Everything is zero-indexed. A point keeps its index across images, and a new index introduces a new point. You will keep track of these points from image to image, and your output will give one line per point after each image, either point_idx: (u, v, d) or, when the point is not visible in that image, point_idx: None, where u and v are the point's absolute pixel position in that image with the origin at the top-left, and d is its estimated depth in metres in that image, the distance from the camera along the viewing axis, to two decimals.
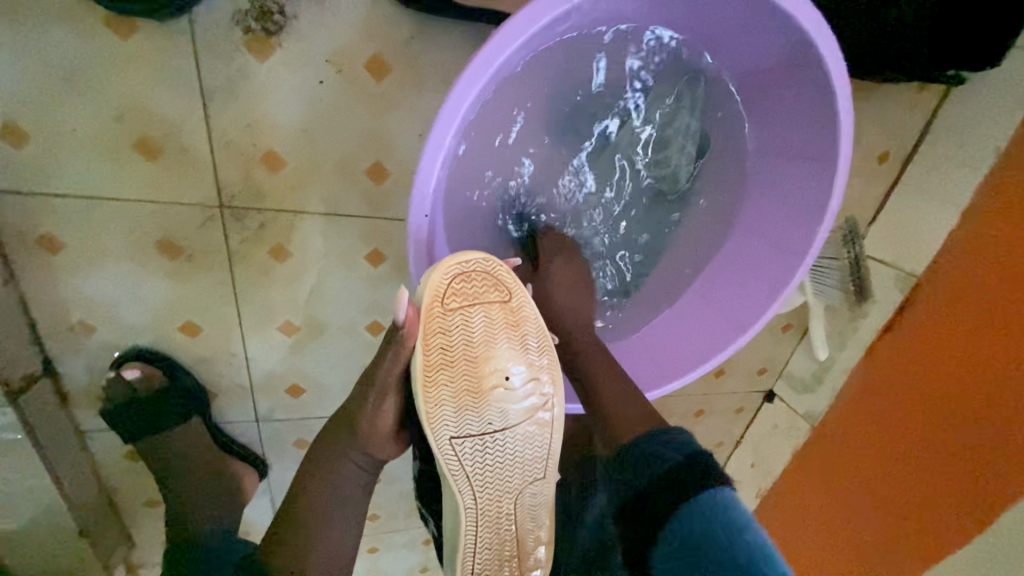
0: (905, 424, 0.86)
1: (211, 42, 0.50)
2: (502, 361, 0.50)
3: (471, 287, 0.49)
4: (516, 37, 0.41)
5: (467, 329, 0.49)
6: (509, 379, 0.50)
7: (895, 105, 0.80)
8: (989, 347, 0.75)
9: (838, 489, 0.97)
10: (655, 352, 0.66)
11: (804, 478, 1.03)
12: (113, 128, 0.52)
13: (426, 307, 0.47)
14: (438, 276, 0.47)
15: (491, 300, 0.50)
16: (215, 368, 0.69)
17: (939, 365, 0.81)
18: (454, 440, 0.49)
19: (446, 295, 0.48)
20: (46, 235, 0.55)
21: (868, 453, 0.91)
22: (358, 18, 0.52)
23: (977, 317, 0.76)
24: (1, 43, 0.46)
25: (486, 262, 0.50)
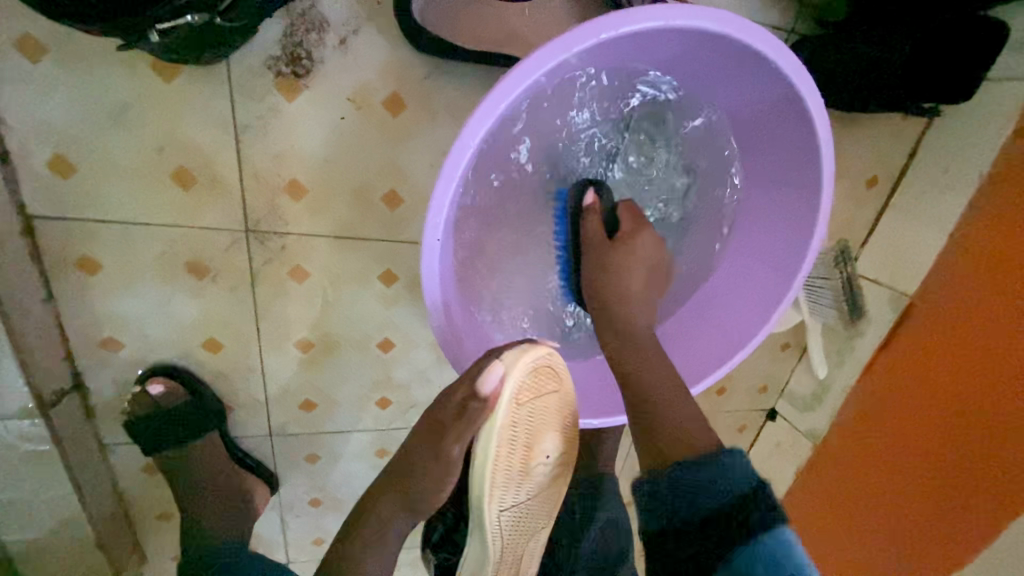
0: (903, 440, 0.87)
1: (245, 83, 0.55)
2: (547, 444, 0.59)
3: (538, 383, 0.54)
4: (521, 80, 0.44)
5: (527, 419, 0.55)
6: (548, 456, 0.59)
7: (879, 134, 0.84)
8: (981, 357, 0.77)
9: (840, 501, 0.98)
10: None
11: (809, 497, 1.04)
12: (153, 159, 0.56)
13: (511, 403, 0.52)
14: (517, 375, 0.51)
15: (550, 390, 0.55)
16: (233, 383, 0.72)
17: (929, 378, 0.84)
18: (501, 507, 0.56)
19: (520, 394, 0.53)
20: (85, 256, 0.60)
21: (870, 469, 0.92)
22: (377, 60, 0.57)
23: (961, 330, 0.80)
24: (57, 85, 0.52)
25: (550, 356, 0.54)
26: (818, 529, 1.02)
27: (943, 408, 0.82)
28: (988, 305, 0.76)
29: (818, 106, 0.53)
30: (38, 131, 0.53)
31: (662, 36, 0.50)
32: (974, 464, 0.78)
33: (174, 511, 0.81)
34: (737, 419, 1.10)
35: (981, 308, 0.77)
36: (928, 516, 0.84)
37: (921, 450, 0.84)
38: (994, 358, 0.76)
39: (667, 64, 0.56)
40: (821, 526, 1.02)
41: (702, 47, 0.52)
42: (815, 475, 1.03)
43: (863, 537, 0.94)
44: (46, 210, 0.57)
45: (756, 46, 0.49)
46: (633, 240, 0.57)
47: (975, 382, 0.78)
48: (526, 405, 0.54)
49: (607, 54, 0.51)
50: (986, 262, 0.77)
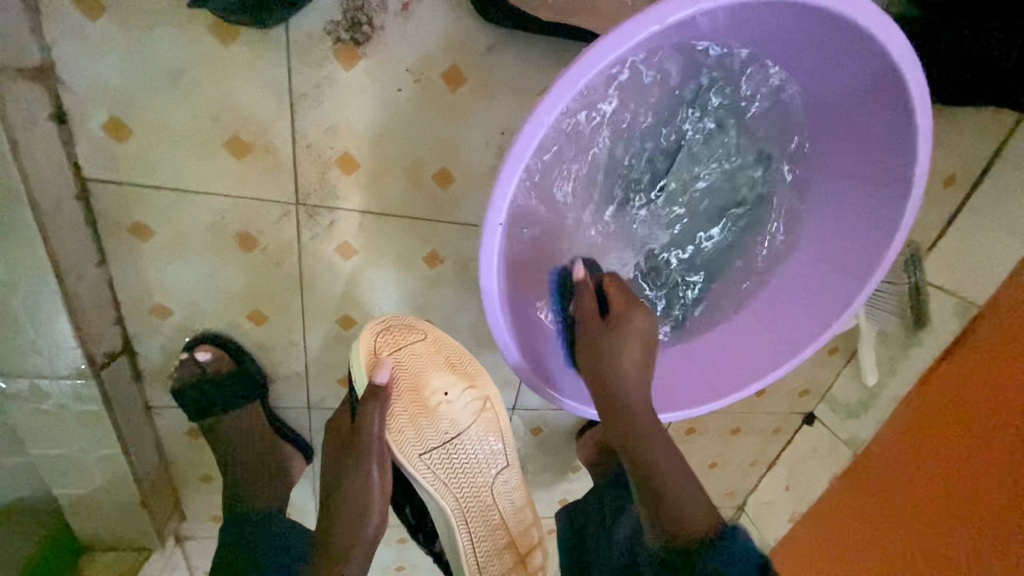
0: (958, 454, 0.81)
1: (304, 49, 0.52)
2: (438, 382, 0.64)
3: (394, 336, 0.63)
4: (604, 58, 0.41)
5: (407, 363, 0.62)
6: (449, 394, 0.64)
7: (963, 130, 0.78)
8: None
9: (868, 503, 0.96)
10: (704, 368, 0.66)
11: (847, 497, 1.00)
12: (207, 126, 0.55)
13: (372, 364, 0.60)
14: (367, 336, 0.61)
15: (413, 340, 0.63)
16: (276, 356, 0.72)
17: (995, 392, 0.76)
18: (424, 455, 0.63)
19: (377, 350, 0.61)
20: (138, 222, 0.59)
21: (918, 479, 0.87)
22: (439, 30, 0.54)
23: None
24: (115, 44, 0.50)
25: (398, 316, 0.64)
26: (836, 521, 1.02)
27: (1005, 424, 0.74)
28: None
29: (922, 96, 0.48)
30: (94, 91, 0.52)
31: (755, 12, 0.46)
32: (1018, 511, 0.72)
33: (213, 474, 0.83)
34: (772, 421, 1.07)
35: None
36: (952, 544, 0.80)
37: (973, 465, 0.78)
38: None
39: (753, 45, 0.51)
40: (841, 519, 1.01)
41: (799, 27, 0.48)
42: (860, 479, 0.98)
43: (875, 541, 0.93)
44: (101, 174, 0.56)
45: (864, 26, 0.44)
46: (625, 325, 0.55)
47: None
48: (396, 356, 0.62)
49: (693, 29, 0.47)
50: None
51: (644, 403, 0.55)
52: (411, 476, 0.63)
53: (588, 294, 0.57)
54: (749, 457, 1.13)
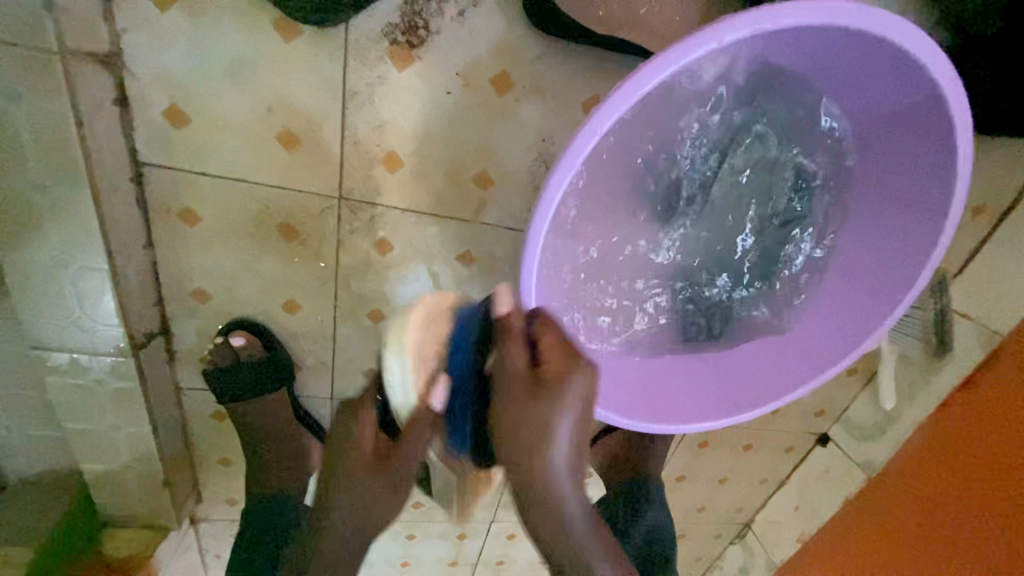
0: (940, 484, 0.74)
1: (361, 49, 0.54)
2: None
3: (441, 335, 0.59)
4: (663, 71, 0.42)
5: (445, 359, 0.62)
6: None
7: (995, 161, 0.79)
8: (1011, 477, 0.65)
9: None
10: (726, 382, 0.67)
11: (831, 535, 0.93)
12: (260, 118, 0.57)
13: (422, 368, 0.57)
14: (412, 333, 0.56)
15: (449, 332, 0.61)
16: (305, 345, 0.74)
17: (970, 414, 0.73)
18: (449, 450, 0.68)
19: (423, 347, 0.57)
20: (186, 207, 0.61)
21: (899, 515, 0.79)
22: (491, 36, 0.56)
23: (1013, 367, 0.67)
24: (182, 35, 0.52)
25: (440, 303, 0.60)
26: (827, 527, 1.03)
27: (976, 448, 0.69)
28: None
29: (967, 124, 0.49)
30: (159, 79, 0.54)
31: (809, 33, 0.47)
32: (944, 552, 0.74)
33: (233, 458, 0.84)
34: (786, 439, 1.08)
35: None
36: None
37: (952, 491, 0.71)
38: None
39: (802, 64, 0.53)
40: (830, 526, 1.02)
41: (849, 50, 0.49)
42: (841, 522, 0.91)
43: None
44: (156, 158, 0.58)
45: (916, 53, 0.45)
46: (562, 385, 0.51)
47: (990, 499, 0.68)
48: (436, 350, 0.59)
49: (746, 46, 0.48)
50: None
51: (561, 451, 0.53)
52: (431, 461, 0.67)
53: (517, 354, 0.52)
54: (760, 474, 1.13)
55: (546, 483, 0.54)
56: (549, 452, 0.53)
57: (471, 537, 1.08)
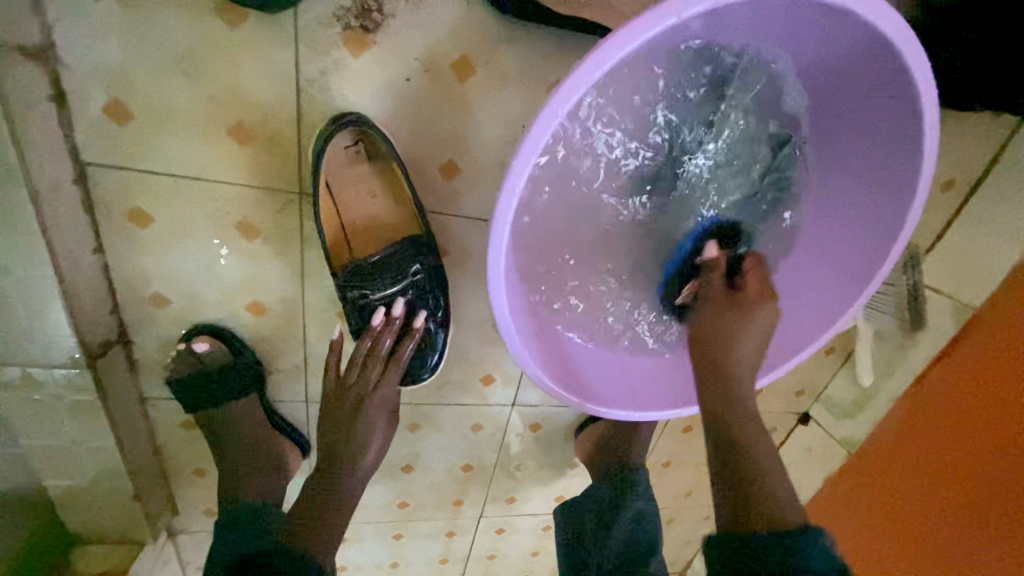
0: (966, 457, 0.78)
1: (312, 34, 0.52)
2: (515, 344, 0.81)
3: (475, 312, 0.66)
4: (621, 49, 0.41)
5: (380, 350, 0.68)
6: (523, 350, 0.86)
7: (961, 133, 0.79)
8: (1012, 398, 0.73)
9: (861, 495, 0.96)
10: None
11: (851, 501, 0.97)
12: (209, 112, 0.54)
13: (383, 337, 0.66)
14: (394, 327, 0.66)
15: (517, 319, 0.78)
16: (275, 348, 0.71)
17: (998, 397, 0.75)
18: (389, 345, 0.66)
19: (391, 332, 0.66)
20: (137, 208, 0.58)
21: (931, 485, 0.83)
22: (451, 20, 0.53)
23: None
24: (116, 24, 0.49)
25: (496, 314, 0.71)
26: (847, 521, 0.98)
27: (1016, 426, 0.72)
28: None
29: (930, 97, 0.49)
30: (95, 73, 0.51)
31: None
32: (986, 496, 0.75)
33: (208, 467, 0.81)
34: (769, 420, 1.10)
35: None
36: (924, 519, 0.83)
37: (981, 462, 0.76)
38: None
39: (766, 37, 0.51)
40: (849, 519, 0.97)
41: (813, 23, 0.48)
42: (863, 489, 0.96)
43: (867, 531, 0.93)
44: (100, 156, 0.55)
45: (877, 24, 0.45)
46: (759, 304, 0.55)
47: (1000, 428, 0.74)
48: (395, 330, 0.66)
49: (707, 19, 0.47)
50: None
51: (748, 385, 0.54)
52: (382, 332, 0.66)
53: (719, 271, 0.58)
54: None
55: (731, 394, 0.52)
56: (742, 385, 0.53)
57: (461, 535, 1.08)
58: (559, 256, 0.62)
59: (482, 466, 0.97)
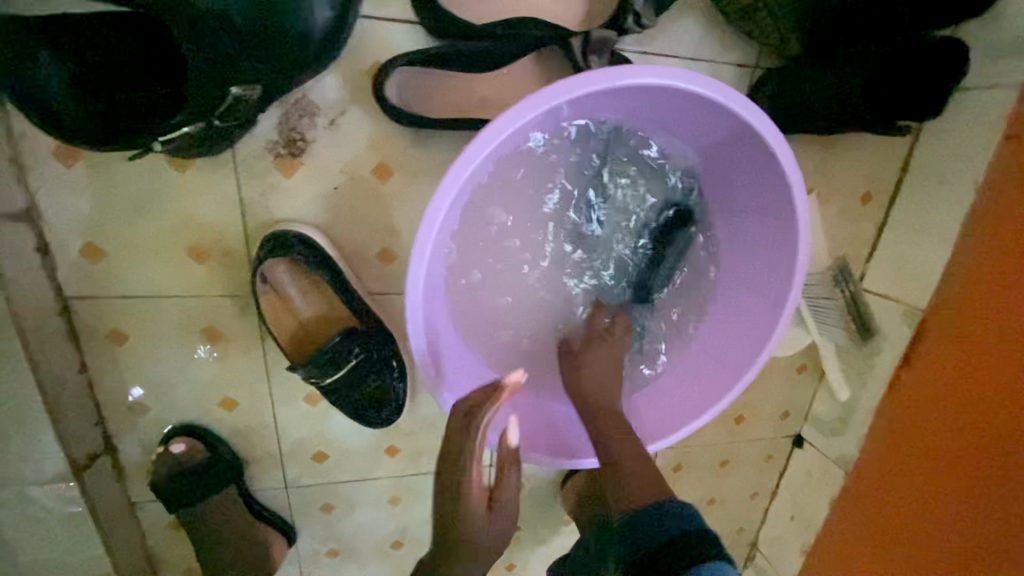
0: (964, 453, 0.72)
1: (248, 165, 0.61)
2: None
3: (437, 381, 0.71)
4: (480, 150, 0.49)
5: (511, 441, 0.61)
6: None
7: (870, 151, 0.84)
8: (982, 383, 0.70)
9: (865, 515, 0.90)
10: (657, 400, 0.70)
11: (853, 538, 0.92)
12: (170, 240, 0.63)
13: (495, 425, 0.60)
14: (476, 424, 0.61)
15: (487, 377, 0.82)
16: (251, 438, 0.76)
17: (957, 406, 0.74)
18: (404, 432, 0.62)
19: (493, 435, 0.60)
20: (114, 329, 0.66)
21: (918, 509, 0.79)
22: (364, 135, 0.63)
23: (1005, 335, 0.68)
24: (86, 183, 0.59)
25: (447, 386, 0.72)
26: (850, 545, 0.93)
27: (995, 411, 0.68)
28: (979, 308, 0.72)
29: (780, 139, 0.54)
30: (72, 224, 0.60)
31: (615, 92, 0.54)
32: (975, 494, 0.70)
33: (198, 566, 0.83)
34: (761, 447, 1.08)
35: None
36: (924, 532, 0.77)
37: (953, 475, 0.73)
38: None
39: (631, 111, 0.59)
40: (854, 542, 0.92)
41: (660, 97, 0.55)
42: (868, 509, 0.89)
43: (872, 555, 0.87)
44: (80, 290, 0.63)
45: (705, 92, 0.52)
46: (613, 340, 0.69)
47: (975, 418, 0.71)
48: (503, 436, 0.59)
49: (566, 108, 0.55)
50: (982, 276, 0.72)
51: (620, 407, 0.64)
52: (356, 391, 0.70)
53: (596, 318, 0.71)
54: (747, 488, 1.12)
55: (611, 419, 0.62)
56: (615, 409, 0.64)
57: None
58: (500, 315, 0.69)
59: None
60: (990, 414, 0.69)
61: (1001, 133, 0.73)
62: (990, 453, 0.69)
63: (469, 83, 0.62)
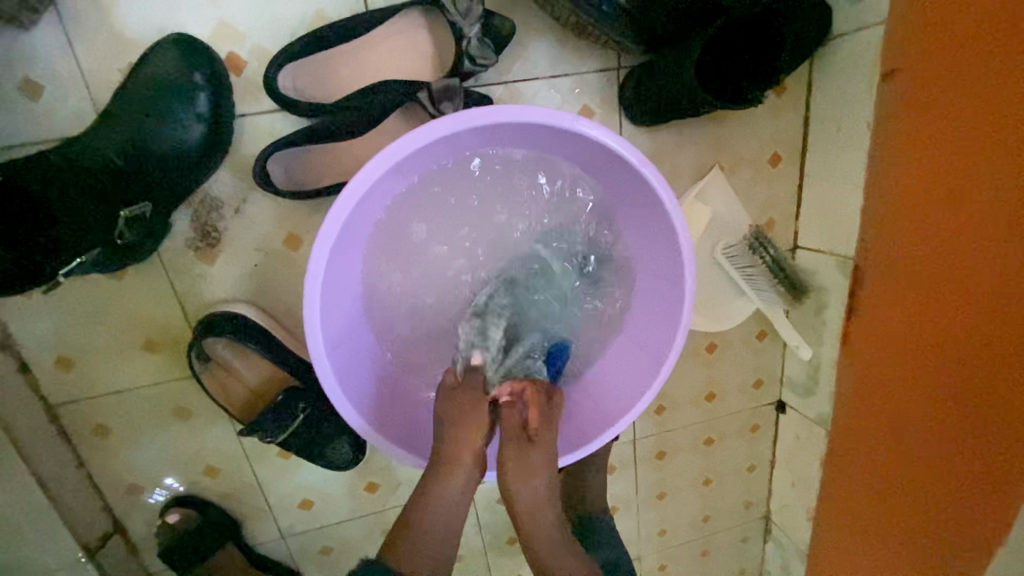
0: (963, 368, 0.70)
1: (176, 262, 0.70)
2: None
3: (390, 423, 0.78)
4: (339, 218, 0.56)
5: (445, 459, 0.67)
6: None
7: (766, 114, 0.85)
8: (950, 296, 0.70)
9: (885, 468, 0.85)
10: (595, 396, 0.74)
11: (901, 503, 0.83)
12: (126, 339, 0.72)
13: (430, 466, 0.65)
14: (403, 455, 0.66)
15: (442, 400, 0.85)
16: (239, 498, 0.84)
17: (929, 317, 0.73)
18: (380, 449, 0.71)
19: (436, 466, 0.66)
20: (98, 424, 0.76)
21: (950, 436, 0.73)
22: (268, 214, 0.70)
23: (951, 230, 0.68)
24: (45, 306, 0.69)
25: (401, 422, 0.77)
26: (882, 504, 0.87)
27: (975, 317, 0.67)
28: (922, 227, 0.72)
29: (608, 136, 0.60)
30: (42, 342, 0.70)
31: (459, 138, 0.61)
32: (987, 405, 0.67)
33: None
34: (744, 419, 1.08)
35: (962, 161, 0.65)
36: (958, 464, 0.72)
37: (962, 385, 0.70)
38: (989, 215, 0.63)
39: (487, 147, 0.66)
40: (884, 499, 0.86)
41: (499, 131, 0.62)
42: (883, 457, 0.85)
43: (914, 508, 0.81)
44: (62, 397, 0.73)
45: (528, 116, 0.58)
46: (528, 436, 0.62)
47: (954, 330, 0.70)
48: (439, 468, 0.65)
49: (421, 160, 0.62)
50: (915, 197, 0.72)
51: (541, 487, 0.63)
52: (322, 437, 0.75)
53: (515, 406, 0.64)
54: (742, 461, 1.12)
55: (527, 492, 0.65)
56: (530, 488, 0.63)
57: None
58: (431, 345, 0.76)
59: (473, 550, 1.01)
60: (971, 320, 0.68)
61: (880, 71, 0.74)
62: (978, 347, 0.67)
63: (340, 150, 0.68)
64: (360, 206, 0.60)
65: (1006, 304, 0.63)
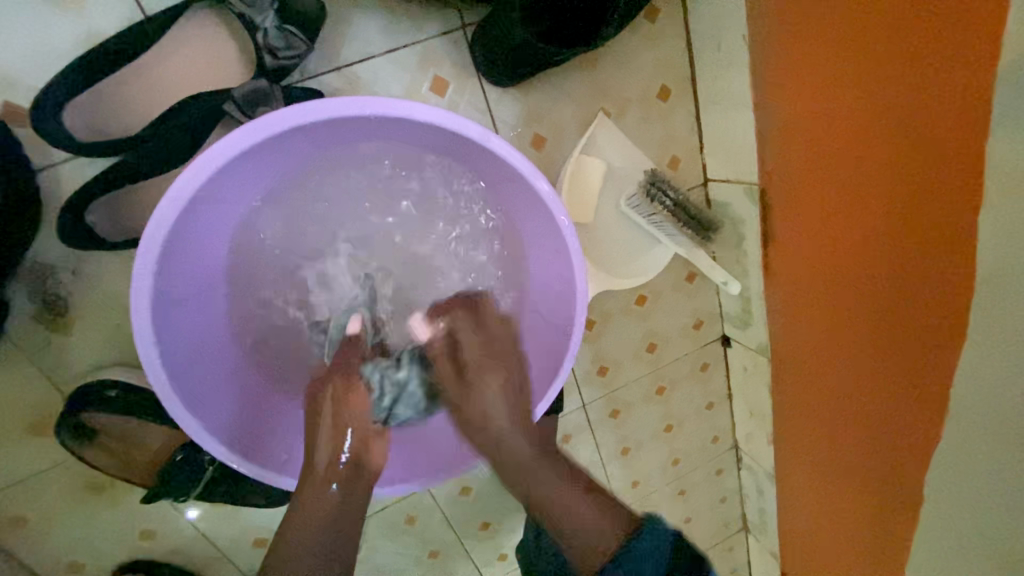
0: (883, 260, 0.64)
1: (32, 339, 0.65)
2: None
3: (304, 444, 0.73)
4: (150, 257, 0.51)
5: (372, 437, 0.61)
6: None
7: (644, 45, 0.79)
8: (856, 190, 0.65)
9: (830, 383, 0.81)
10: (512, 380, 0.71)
11: (873, 420, 0.75)
12: (7, 427, 0.68)
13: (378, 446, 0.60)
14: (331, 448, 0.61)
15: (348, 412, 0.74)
16: (187, 551, 0.82)
17: (847, 208, 0.67)
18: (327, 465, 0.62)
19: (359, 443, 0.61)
20: (10, 516, 0.72)
21: (890, 332, 0.67)
22: (115, 268, 0.64)
23: (847, 112, 0.63)
24: None
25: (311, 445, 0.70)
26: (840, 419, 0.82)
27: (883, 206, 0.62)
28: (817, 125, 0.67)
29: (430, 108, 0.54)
30: None
31: (275, 142, 0.55)
32: (911, 295, 0.62)
33: None
34: (692, 361, 1.06)
35: (852, 24, 0.58)
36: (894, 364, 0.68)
37: (889, 276, 0.64)
38: (886, 77, 0.57)
39: (320, 141, 0.60)
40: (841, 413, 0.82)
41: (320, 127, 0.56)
42: (827, 371, 0.81)
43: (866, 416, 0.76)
44: None
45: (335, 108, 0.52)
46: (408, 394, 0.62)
47: (867, 223, 0.65)
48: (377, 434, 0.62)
49: (241, 170, 0.57)
50: (805, 95, 0.67)
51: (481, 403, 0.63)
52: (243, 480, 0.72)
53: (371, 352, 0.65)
54: (699, 401, 1.12)
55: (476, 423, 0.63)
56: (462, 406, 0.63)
57: None
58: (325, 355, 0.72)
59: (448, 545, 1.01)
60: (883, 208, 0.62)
61: None
62: (908, 232, 0.60)
63: (170, 181, 0.64)
64: (180, 244, 0.56)
65: (929, 166, 0.55)
